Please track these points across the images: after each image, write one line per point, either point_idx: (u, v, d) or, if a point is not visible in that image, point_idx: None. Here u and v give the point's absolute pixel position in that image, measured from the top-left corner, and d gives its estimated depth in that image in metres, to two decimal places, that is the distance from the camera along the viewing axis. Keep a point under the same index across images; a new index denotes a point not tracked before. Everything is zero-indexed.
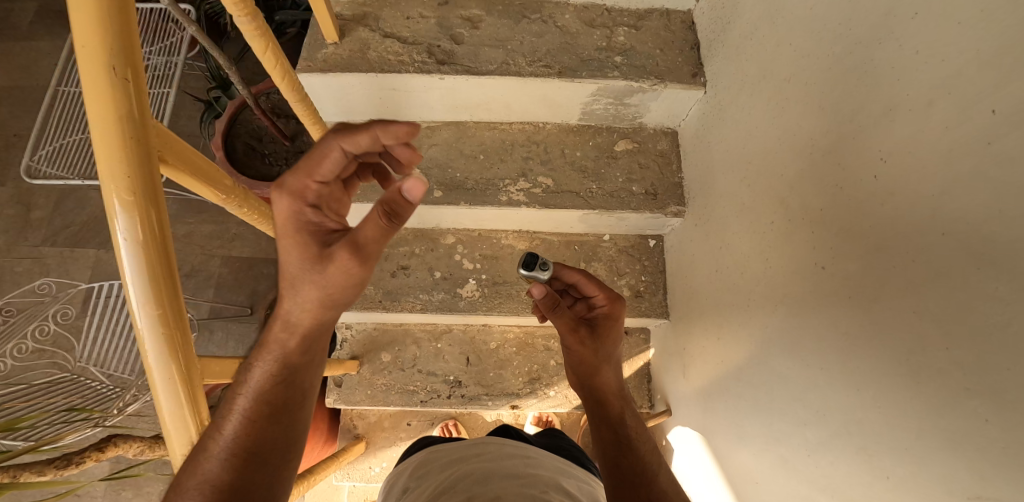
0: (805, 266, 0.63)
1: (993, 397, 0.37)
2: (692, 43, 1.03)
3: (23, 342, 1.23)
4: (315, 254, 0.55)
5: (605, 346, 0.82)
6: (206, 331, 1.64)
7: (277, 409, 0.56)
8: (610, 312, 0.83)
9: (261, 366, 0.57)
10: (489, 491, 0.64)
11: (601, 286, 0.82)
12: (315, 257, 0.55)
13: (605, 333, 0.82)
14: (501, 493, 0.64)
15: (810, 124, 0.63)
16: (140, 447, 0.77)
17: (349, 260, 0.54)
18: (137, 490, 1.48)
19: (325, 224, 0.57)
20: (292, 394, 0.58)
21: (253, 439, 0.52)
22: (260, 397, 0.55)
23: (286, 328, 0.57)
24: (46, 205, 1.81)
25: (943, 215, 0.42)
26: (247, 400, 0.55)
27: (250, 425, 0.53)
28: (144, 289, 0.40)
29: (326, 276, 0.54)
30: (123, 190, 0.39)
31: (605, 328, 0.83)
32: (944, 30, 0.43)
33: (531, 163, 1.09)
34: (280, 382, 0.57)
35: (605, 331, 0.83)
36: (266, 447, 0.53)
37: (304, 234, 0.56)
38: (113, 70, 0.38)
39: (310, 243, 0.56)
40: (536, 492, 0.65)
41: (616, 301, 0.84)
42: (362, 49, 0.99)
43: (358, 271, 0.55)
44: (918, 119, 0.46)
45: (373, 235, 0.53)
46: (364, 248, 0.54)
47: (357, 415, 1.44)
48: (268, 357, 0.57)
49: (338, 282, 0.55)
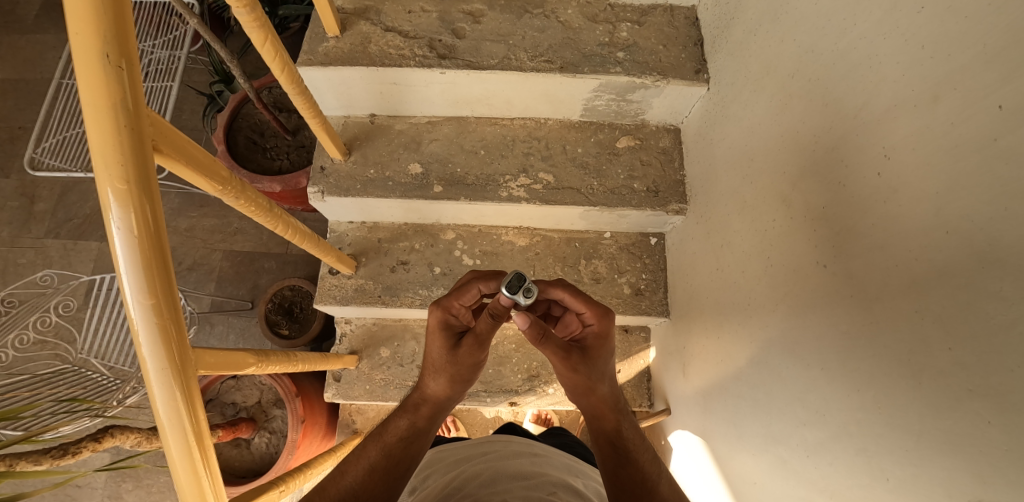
0: (806, 264, 0.62)
1: (995, 399, 0.36)
2: (695, 38, 1.02)
3: (24, 332, 1.24)
4: (449, 347, 0.73)
5: (594, 367, 0.77)
6: (206, 324, 1.65)
7: (400, 456, 0.68)
8: (598, 331, 0.78)
9: (398, 420, 0.72)
10: (496, 493, 0.64)
11: (589, 303, 0.77)
12: (445, 351, 0.74)
13: (595, 354, 0.78)
14: (508, 495, 0.63)
15: (814, 120, 0.62)
16: (139, 438, 0.78)
17: (473, 348, 0.73)
18: (137, 482, 1.49)
19: (452, 324, 0.74)
20: (413, 446, 0.70)
21: (381, 474, 0.65)
22: (393, 443, 0.69)
23: (424, 394, 0.74)
24: (50, 197, 1.81)
25: (947, 213, 0.41)
26: (379, 445, 0.69)
27: (379, 463, 0.66)
28: (138, 278, 0.40)
29: (453, 365, 0.73)
30: (117, 179, 0.39)
31: (595, 348, 0.78)
32: (950, 24, 0.43)
33: (531, 158, 1.08)
34: (408, 436, 0.70)
35: (594, 350, 0.78)
36: (389, 484, 0.65)
37: (444, 335, 0.74)
38: (107, 57, 0.38)
39: (441, 339, 0.74)
40: (543, 495, 0.64)
41: (605, 317, 0.78)
42: (363, 43, 0.99)
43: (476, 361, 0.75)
44: (923, 116, 0.45)
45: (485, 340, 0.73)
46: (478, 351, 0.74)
47: (355, 410, 1.42)
48: (405, 414, 0.73)
49: (460, 369, 0.74)
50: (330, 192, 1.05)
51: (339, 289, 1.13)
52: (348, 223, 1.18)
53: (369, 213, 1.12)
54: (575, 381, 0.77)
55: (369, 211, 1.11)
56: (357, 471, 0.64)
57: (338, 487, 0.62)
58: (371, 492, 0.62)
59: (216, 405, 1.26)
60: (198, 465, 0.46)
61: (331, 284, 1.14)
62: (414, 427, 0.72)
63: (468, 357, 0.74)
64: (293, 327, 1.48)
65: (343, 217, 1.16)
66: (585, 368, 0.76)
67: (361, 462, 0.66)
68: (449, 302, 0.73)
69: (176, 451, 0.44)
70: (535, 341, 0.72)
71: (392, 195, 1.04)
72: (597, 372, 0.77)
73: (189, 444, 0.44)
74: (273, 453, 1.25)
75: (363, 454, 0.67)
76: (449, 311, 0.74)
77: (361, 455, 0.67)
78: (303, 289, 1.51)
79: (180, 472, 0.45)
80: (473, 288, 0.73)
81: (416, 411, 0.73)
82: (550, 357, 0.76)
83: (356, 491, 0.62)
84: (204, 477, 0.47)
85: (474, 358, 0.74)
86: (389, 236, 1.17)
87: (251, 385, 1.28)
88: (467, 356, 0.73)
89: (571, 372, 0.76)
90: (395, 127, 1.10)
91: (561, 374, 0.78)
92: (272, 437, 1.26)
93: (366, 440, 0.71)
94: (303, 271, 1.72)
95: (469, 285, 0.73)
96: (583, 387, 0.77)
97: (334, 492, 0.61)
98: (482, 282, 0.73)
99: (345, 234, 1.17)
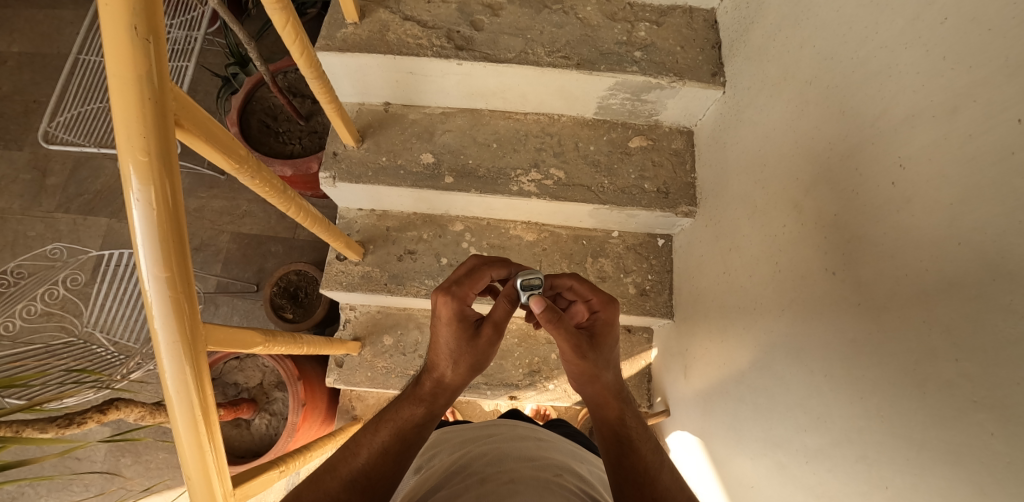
0: (814, 270, 0.62)
1: (1000, 411, 0.36)
2: (713, 41, 1.02)
3: (32, 304, 1.24)
4: (467, 337, 0.72)
5: (603, 353, 0.78)
6: (211, 305, 1.66)
7: (411, 444, 0.69)
8: (604, 318, 0.80)
9: (410, 407, 0.72)
10: (503, 470, 0.62)
11: (594, 290, 0.80)
12: (465, 339, 0.72)
13: (602, 341, 0.78)
14: (515, 472, 0.62)
15: (831, 127, 0.62)
16: (142, 412, 0.77)
17: (492, 336, 0.73)
18: (136, 457, 1.50)
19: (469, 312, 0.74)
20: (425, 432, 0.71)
21: (391, 459, 0.66)
22: (405, 430, 0.69)
23: (438, 380, 0.73)
24: (61, 171, 1.83)
25: (961, 224, 0.41)
26: (390, 431, 0.69)
27: (390, 449, 0.67)
28: (153, 251, 0.40)
29: (473, 350, 0.72)
30: (138, 151, 0.39)
31: (603, 334, 0.79)
32: (973, 36, 0.42)
33: (543, 153, 1.08)
34: (422, 422, 0.71)
35: (601, 337, 0.79)
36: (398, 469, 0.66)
37: (459, 327, 0.72)
38: (135, 30, 0.38)
39: (459, 331, 0.72)
40: (550, 476, 0.63)
41: (608, 305, 0.80)
42: (381, 31, 0.99)
43: (493, 346, 0.74)
44: (941, 126, 0.45)
45: (501, 322, 0.74)
46: (496, 333, 0.74)
47: (355, 396, 1.43)
48: (419, 402, 0.72)
49: (479, 353, 0.73)
50: (341, 178, 1.05)
51: (345, 275, 1.14)
52: (358, 210, 1.19)
53: (379, 200, 1.13)
54: (582, 369, 0.75)
55: (379, 198, 1.11)
56: (370, 452, 0.66)
57: (351, 468, 0.64)
58: (382, 473, 0.65)
59: (218, 385, 1.28)
60: (203, 438, 0.45)
61: (338, 269, 1.15)
62: (428, 411, 0.72)
63: (485, 345, 0.73)
64: (297, 311, 1.48)
65: (353, 203, 1.16)
66: (594, 356, 0.76)
67: (374, 443, 0.67)
68: (465, 292, 0.73)
69: (181, 424, 0.44)
70: (548, 323, 0.71)
71: (403, 184, 1.05)
72: (603, 359, 0.77)
73: (194, 419, 0.44)
74: (273, 435, 1.26)
75: (376, 435, 0.68)
76: (464, 301, 0.73)
77: (374, 436, 0.68)
78: (309, 274, 1.52)
79: (185, 445, 0.45)
80: (485, 273, 0.76)
81: (433, 400, 0.72)
82: (560, 343, 0.74)
83: (369, 472, 0.64)
84: (208, 451, 0.46)
85: (490, 346, 0.74)
86: (397, 224, 1.17)
87: (253, 367, 1.29)
88: (486, 344, 0.73)
89: (581, 359, 0.75)
90: (409, 116, 1.11)
91: (568, 361, 0.76)
92: (272, 419, 1.27)
93: (376, 424, 0.71)
94: (309, 256, 1.73)
95: (481, 271, 0.76)
96: (588, 375, 0.76)
97: (348, 471, 0.64)
98: (493, 269, 0.77)
99: (354, 220, 1.18)
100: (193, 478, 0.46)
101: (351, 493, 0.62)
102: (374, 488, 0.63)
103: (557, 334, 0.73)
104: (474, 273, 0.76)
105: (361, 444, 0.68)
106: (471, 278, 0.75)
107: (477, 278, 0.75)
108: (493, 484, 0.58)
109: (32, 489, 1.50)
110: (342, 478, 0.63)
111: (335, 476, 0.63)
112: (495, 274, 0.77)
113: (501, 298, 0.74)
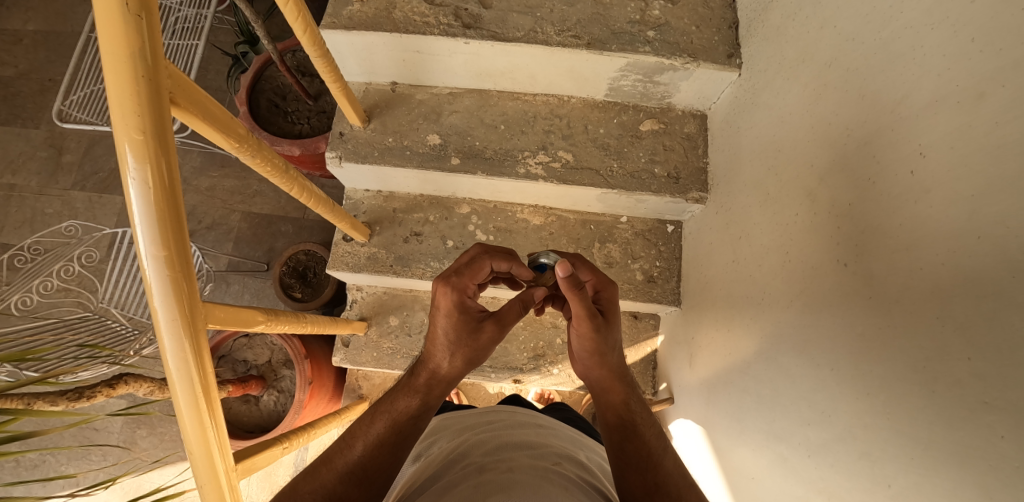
0: (826, 263, 0.61)
1: (1011, 413, 0.35)
2: (730, 21, 0.98)
3: (48, 280, 1.28)
4: (467, 329, 0.74)
5: (611, 334, 0.77)
6: (223, 283, 1.69)
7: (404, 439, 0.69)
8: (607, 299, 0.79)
9: (404, 400, 0.72)
10: (502, 459, 0.63)
11: (594, 272, 0.79)
12: (465, 331, 0.74)
13: (611, 319, 0.78)
14: (513, 461, 0.62)
15: (848, 112, 0.60)
16: (151, 387, 0.80)
17: (494, 333, 0.76)
18: (151, 429, 1.57)
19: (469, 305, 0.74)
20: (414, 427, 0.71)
21: (385, 453, 0.67)
22: (398, 426, 0.70)
23: (435, 366, 0.74)
24: (76, 149, 1.86)
25: (980, 217, 0.39)
26: (385, 424, 0.70)
27: (383, 445, 0.68)
28: (151, 230, 0.40)
29: (472, 345, 0.74)
30: (133, 129, 0.39)
31: (611, 314, 0.79)
32: (1004, 16, 0.40)
33: (552, 136, 1.07)
34: (418, 416, 0.71)
35: (609, 316, 0.78)
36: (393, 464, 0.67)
37: (459, 317, 0.74)
38: (127, 5, 0.38)
39: (457, 322, 0.73)
40: (548, 465, 0.63)
41: (608, 285, 0.79)
42: (388, 8, 0.97)
43: (494, 343, 0.77)
44: (965, 113, 0.42)
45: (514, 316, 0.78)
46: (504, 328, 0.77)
47: (361, 376, 1.46)
48: (411, 397, 0.72)
49: (480, 348, 0.76)
50: (347, 158, 1.05)
51: (351, 256, 1.15)
52: (364, 191, 1.19)
53: (386, 182, 1.12)
54: (593, 345, 0.75)
55: (385, 180, 1.11)
56: (365, 444, 0.68)
57: (346, 460, 0.66)
58: (378, 465, 0.66)
59: (228, 362, 1.31)
60: (204, 414, 0.46)
61: (344, 250, 1.15)
62: (421, 407, 0.72)
63: (486, 340, 0.76)
64: (306, 291, 1.51)
65: (359, 184, 1.16)
66: (605, 332, 0.75)
67: (369, 435, 0.68)
68: (466, 283, 0.74)
69: (182, 401, 0.45)
70: (570, 292, 0.69)
71: (408, 165, 1.04)
72: (611, 340, 0.76)
73: (195, 394, 0.45)
74: (280, 411, 1.29)
75: (370, 428, 0.69)
76: (462, 287, 0.74)
77: (369, 428, 0.69)
78: (317, 254, 1.54)
79: (185, 420, 0.46)
80: (486, 265, 0.74)
81: (428, 390, 0.73)
82: (577, 314, 0.73)
83: (364, 463, 0.66)
84: (209, 426, 0.47)
85: (490, 342, 0.77)
86: (404, 206, 1.17)
87: (262, 344, 1.32)
88: (487, 340, 0.75)
89: (594, 332, 0.74)
90: (416, 97, 1.09)
91: (581, 336, 0.74)
92: (280, 396, 1.31)
93: (371, 418, 0.71)
94: (318, 236, 1.75)
95: (483, 262, 0.74)
96: (596, 353, 0.76)
97: (343, 463, 0.65)
98: (497, 260, 0.74)
99: (361, 201, 1.18)
100: (195, 452, 0.47)
101: (347, 484, 0.64)
102: (371, 478, 0.65)
103: (577, 302, 0.71)
104: (474, 264, 0.74)
105: (358, 438, 0.69)
106: (477, 266, 0.74)
107: (476, 267, 0.74)
108: (492, 473, 0.58)
109: (52, 457, 1.58)
110: (338, 470, 0.65)
111: (329, 468, 0.65)
112: (498, 265, 0.75)
113: (517, 302, 0.77)
